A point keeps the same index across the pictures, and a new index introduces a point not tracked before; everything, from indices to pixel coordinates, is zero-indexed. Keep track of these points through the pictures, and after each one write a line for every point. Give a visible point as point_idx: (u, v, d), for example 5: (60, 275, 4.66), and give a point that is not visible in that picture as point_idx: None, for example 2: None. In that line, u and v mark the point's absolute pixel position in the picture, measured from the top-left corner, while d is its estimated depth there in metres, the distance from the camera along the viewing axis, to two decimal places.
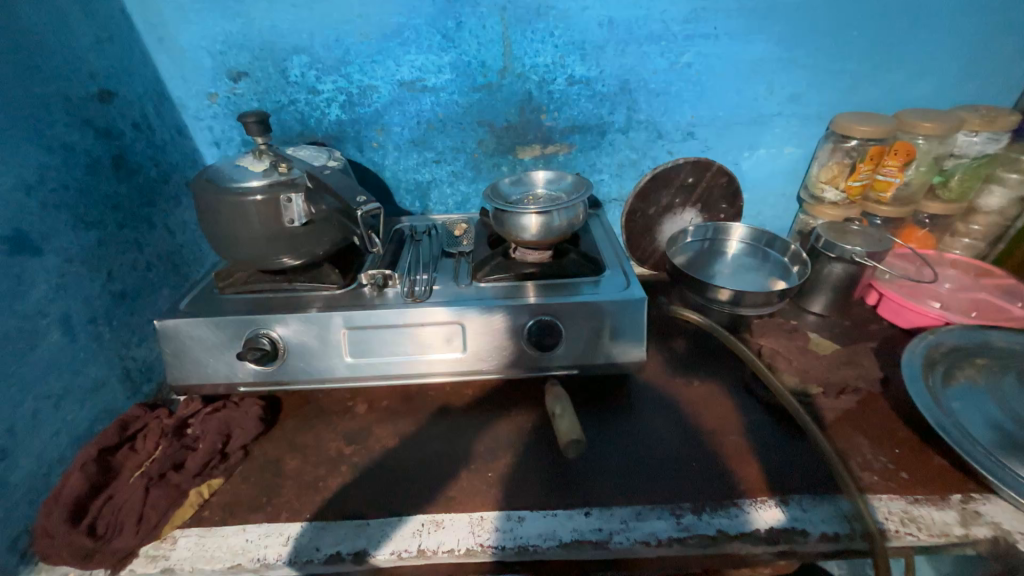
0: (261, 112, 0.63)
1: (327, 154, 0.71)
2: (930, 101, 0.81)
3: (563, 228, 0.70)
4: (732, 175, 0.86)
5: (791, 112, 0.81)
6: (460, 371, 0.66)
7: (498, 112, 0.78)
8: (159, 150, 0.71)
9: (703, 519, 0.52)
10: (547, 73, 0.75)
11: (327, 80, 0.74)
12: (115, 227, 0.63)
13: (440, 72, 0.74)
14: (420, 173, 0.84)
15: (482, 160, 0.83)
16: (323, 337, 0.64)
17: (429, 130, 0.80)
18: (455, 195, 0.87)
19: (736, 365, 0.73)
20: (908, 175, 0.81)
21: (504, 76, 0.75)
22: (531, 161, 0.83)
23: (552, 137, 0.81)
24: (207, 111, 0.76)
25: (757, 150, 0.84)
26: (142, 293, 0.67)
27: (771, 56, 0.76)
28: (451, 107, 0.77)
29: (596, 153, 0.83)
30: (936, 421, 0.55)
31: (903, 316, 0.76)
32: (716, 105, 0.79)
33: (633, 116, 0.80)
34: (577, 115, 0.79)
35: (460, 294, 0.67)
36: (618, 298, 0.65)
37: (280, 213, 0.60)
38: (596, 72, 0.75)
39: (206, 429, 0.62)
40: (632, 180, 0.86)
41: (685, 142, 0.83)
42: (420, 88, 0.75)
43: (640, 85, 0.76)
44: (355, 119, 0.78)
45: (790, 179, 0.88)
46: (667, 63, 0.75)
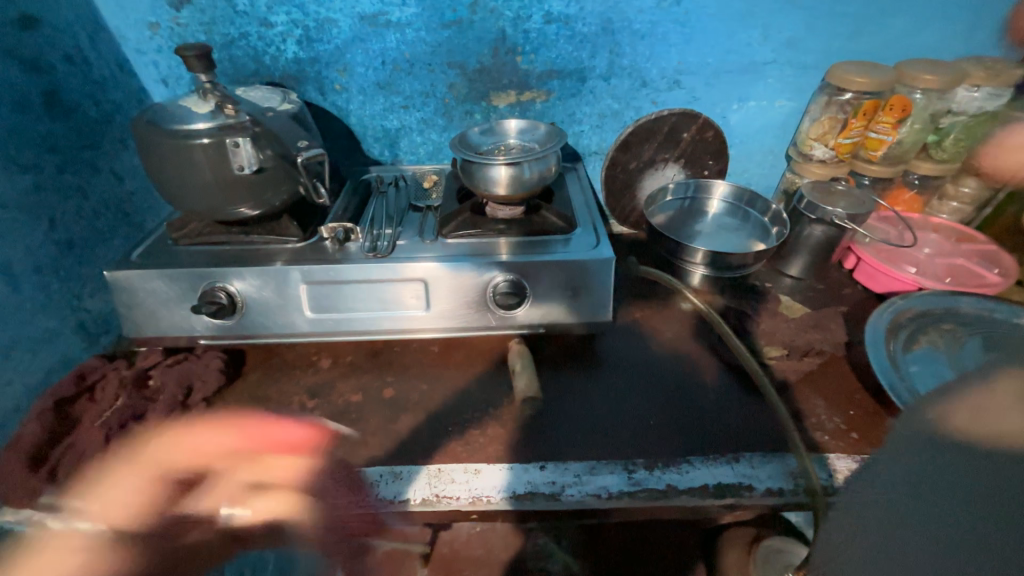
0: (202, 45, 0.57)
1: (282, 96, 0.65)
2: (935, 51, 0.75)
3: (534, 181, 0.66)
4: (718, 130, 0.81)
5: (787, 60, 0.75)
6: (424, 327, 0.66)
7: (469, 52, 0.72)
8: (98, 87, 0.66)
9: (654, 475, 0.54)
10: (522, 9, 0.68)
11: (281, 11, 0.67)
12: (54, 171, 0.59)
13: (405, 5, 0.67)
14: (388, 120, 0.79)
15: (453, 106, 0.78)
16: (281, 292, 0.62)
17: (396, 72, 0.74)
18: (426, 144, 0.82)
19: (706, 327, 0.72)
20: (901, 133, 0.77)
21: (475, 11, 0.68)
22: (506, 109, 0.78)
23: (528, 82, 0.75)
24: (150, 44, 0.70)
25: (747, 102, 0.79)
26: (92, 242, 0.64)
27: None
28: (418, 47, 0.71)
29: (575, 102, 0.78)
30: (891, 387, 0.55)
31: (877, 280, 0.75)
32: (705, 51, 0.73)
33: (616, 61, 0.74)
34: (556, 58, 0.73)
35: (425, 250, 0.65)
36: (587, 257, 0.63)
37: (228, 159, 0.57)
38: (576, 9, 0.68)
39: (167, 380, 0.61)
40: (613, 132, 0.82)
41: (671, 92, 0.77)
42: (383, 23, 0.69)
43: (624, 25, 0.70)
44: (314, 57, 0.72)
45: (780, 135, 0.84)
46: (654, 0, 0.68)
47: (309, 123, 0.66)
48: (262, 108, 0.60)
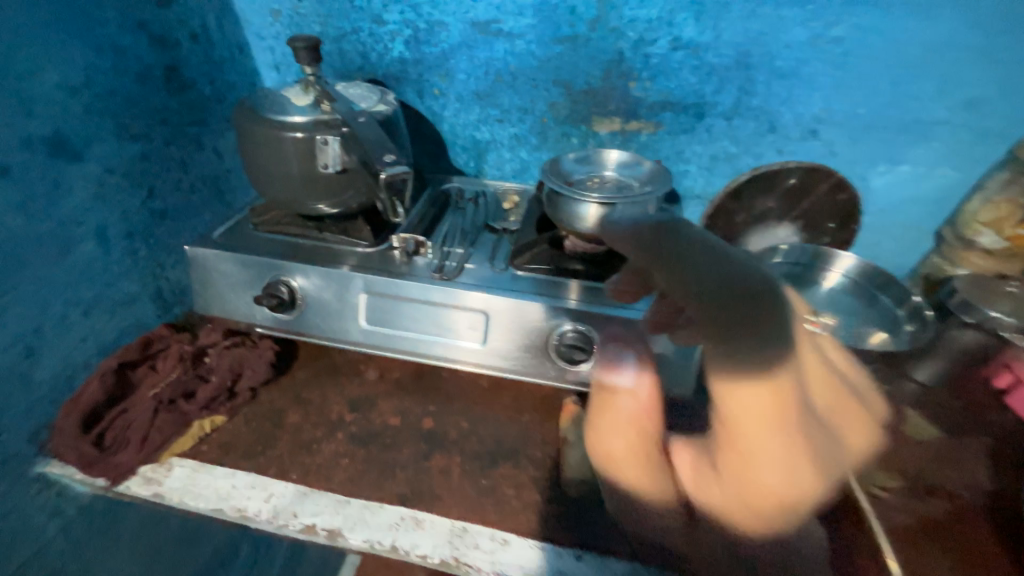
0: (313, 38, 0.56)
1: (379, 94, 0.63)
2: None
3: None
4: (855, 194, 0.68)
5: (966, 124, 0.61)
6: (475, 362, 0.60)
7: (579, 71, 0.66)
8: (216, 67, 0.68)
9: None
10: (647, 32, 0.61)
11: (395, 9, 0.66)
12: (161, 143, 0.61)
13: (521, 14, 0.63)
14: (480, 131, 0.75)
15: (550, 126, 0.73)
16: (341, 297, 0.60)
17: (497, 83, 0.70)
18: (514, 161, 0.77)
19: None
20: None
21: (595, 28, 0.62)
22: (606, 136, 0.71)
23: (637, 111, 0.68)
24: (271, 30, 0.71)
25: (900, 166, 0.66)
26: (184, 214, 0.66)
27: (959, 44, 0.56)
28: (526, 60, 0.66)
29: (686, 138, 0.69)
30: None
31: None
32: (861, 100, 0.61)
33: (745, 100, 0.64)
34: (674, 88, 0.65)
35: (493, 280, 0.60)
36: None
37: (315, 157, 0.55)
38: (710, 36, 0.60)
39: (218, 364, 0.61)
40: (724, 178, 0.72)
41: (804, 142, 0.66)
42: (494, 32, 0.65)
43: (764, 60, 0.60)
44: (418, 59, 0.69)
45: (933, 210, 0.69)
46: (808, 36, 0.58)
47: (401, 126, 0.62)
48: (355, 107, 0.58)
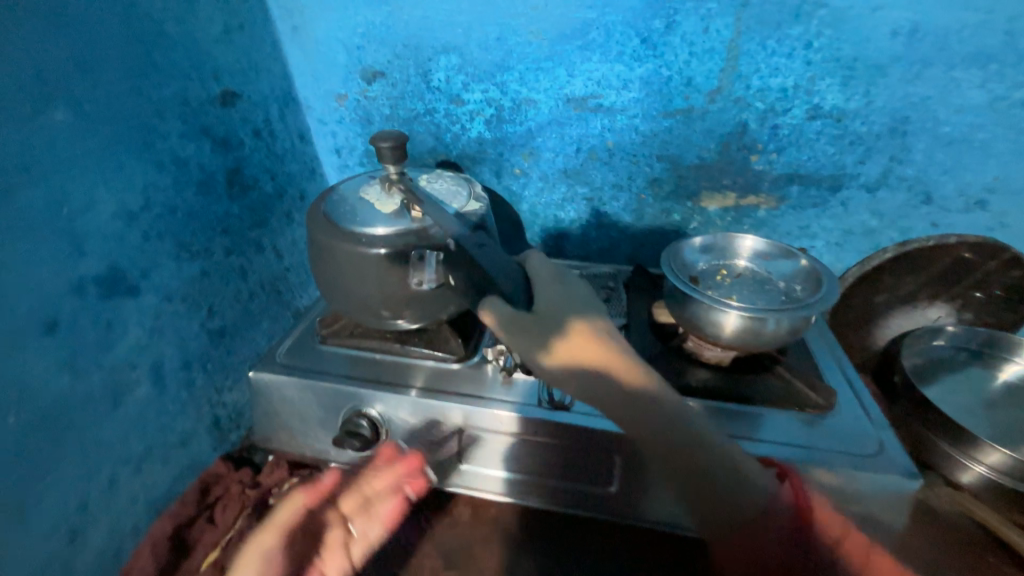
0: (398, 133, 0.49)
1: (466, 187, 0.54)
2: None
3: (777, 337, 0.46)
4: None
5: None
6: (595, 503, 0.49)
7: (690, 145, 0.57)
8: (277, 160, 0.61)
9: None
10: (779, 101, 0.52)
11: (477, 88, 0.58)
12: (222, 254, 0.53)
13: (625, 88, 0.55)
14: (564, 211, 0.66)
15: (648, 203, 0.63)
16: (432, 430, 0.50)
17: (590, 160, 0.61)
18: (602, 241, 0.68)
19: None
20: None
21: (715, 99, 0.53)
22: (716, 213, 0.62)
23: (758, 185, 0.58)
24: (334, 115, 0.64)
25: None
26: (242, 328, 0.57)
27: None
28: (627, 135, 0.58)
29: (815, 213, 0.59)
30: None
31: None
32: None
33: (895, 170, 0.54)
34: (806, 160, 0.55)
35: None
36: (874, 469, 0.41)
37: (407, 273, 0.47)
38: (858, 103, 0.50)
39: (275, 516, 0.47)
40: (858, 254, 0.61)
41: (966, 214, 0.55)
42: (591, 107, 0.57)
43: (925, 127, 0.51)
44: (499, 138, 0.62)
45: None
46: (987, 98, 0.48)
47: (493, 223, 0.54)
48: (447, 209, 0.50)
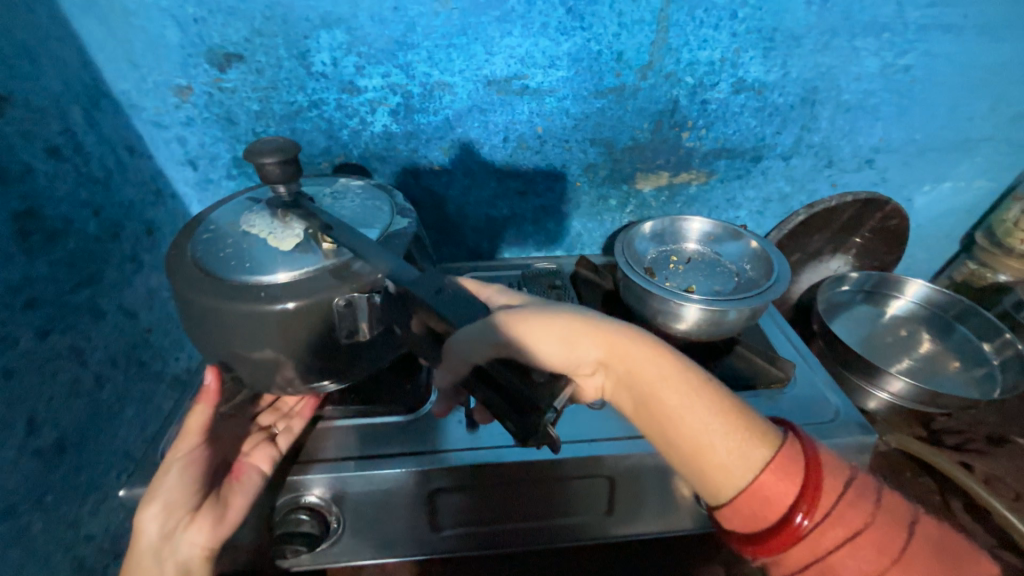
0: (283, 140, 0.36)
1: (385, 200, 0.44)
2: None
3: (737, 324, 0.46)
4: (904, 217, 0.65)
5: (1005, 137, 0.60)
6: (597, 531, 0.43)
7: (623, 127, 0.53)
8: (98, 186, 0.43)
9: None
10: (708, 75, 0.50)
11: (375, 71, 0.47)
12: (35, 337, 0.37)
13: (552, 66, 0.48)
14: (496, 208, 0.59)
15: (584, 190, 0.59)
16: (389, 504, 0.40)
17: (520, 150, 0.54)
18: (539, 235, 0.62)
19: (931, 487, 0.53)
20: None
21: (646, 76, 0.49)
22: (651, 194, 0.60)
23: (689, 163, 0.57)
24: (176, 114, 0.48)
25: (942, 183, 0.63)
26: (93, 428, 0.41)
27: (1011, 62, 0.54)
28: (558, 119, 0.52)
29: (739, 185, 0.60)
30: None
31: None
32: (917, 126, 0.57)
33: (805, 138, 0.57)
34: (732, 134, 0.55)
35: (603, 426, 0.43)
36: (838, 435, 0.43)
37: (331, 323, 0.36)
38: (777, 75, 0.51)
39: (204, 454, 0.37)
40: (775, 219, 0.64)
41: (858, 173, 0.61)
42: (517, 90, 0.49)
43: (830, 96, 0.53)
44: (411, 131, 0.51)
45: (964, 219, 0.68)
46: (878, 66, 0.51)
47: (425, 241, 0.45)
48: (369, 233, 0.39)
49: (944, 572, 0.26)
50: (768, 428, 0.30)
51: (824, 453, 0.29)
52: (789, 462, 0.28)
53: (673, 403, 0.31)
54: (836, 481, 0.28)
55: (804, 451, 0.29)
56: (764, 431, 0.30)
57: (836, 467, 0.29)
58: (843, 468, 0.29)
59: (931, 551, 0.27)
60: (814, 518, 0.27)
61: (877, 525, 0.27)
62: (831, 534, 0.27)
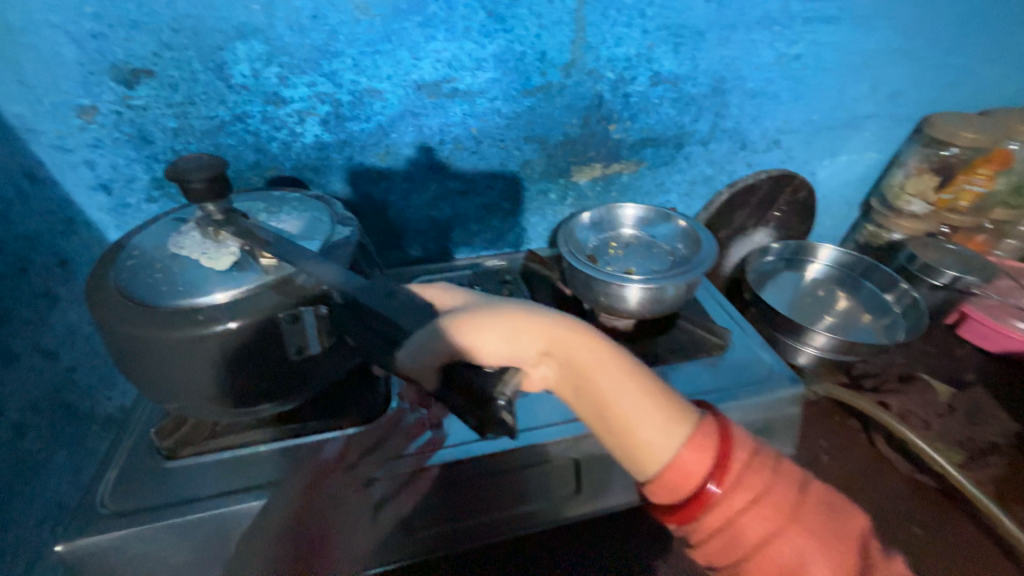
0: (205, 156, 0.35)
1: (324, 209, 0.44)
2: (1011, 97, 0.71)
3: (674, 299, 0.50)
4: (810, 189, 0.72)
5: (885, 113, 0.68)
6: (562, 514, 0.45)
7: (554, 123, 0.56)
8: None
9: None
10: (626, 70, 0.53)
11: (300, 81, 0.46)
12: None
13: (479, 68, 0.49)
14: (439, 209, 0.60)
15: (524, 187, 0.61)
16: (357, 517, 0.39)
17: (457, 151, 0.55)
18: (485, 232, 0.64)
19: (856, 427, 0.60)
20: (993, 185, 0.72)
21: (569, 74, 0.52)
22: (587, 185, 0.63)
23: (619, 153, 0.60)
24: (82, 137, 0.44)
25: (839, 157, 0.71)
26: (17, 482, 0.38)
27: (881, 47, 0.61)
28: (491, 118, 0.53)
29: (667, 171, 0.64)
30: None
31: (991, 340, 0.67)
32: (812, 108, 0.64)
33: (719, 124, 0.61)
34: (655, 124, 0.59)
35: (564, 410, 0.45)
36: (773, 389, 0.48)
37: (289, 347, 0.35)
38: (688, 67, 0.55)
39: None
40: (702, 200, 0.69)
41: (768, 152, 0.67)
42: (447, 93, 0.50)
43: (736, 85, 0.58)
44: (345, 140, 0.51)
45: (861, 187, 0.76)
46: (773, 56, 0.57)
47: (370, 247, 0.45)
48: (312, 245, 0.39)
49: (828, 522, 0.30)
50: (690, 409, 0.32)
51: (733, 427, 0.32)
52: (706, 437, 0.31)
53: (606, 388, 0.32)
54: (745, 450, 0.31)
55: (718, 426, 0.32)
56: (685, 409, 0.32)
57: (744, 438, 0.32)
58: (749, 440, 0.32)
59: (819, 504, 0.31)
60: (723, 485, 0.30)
61: (775, 487, 0.30)
62: (739, 498, 0.30)
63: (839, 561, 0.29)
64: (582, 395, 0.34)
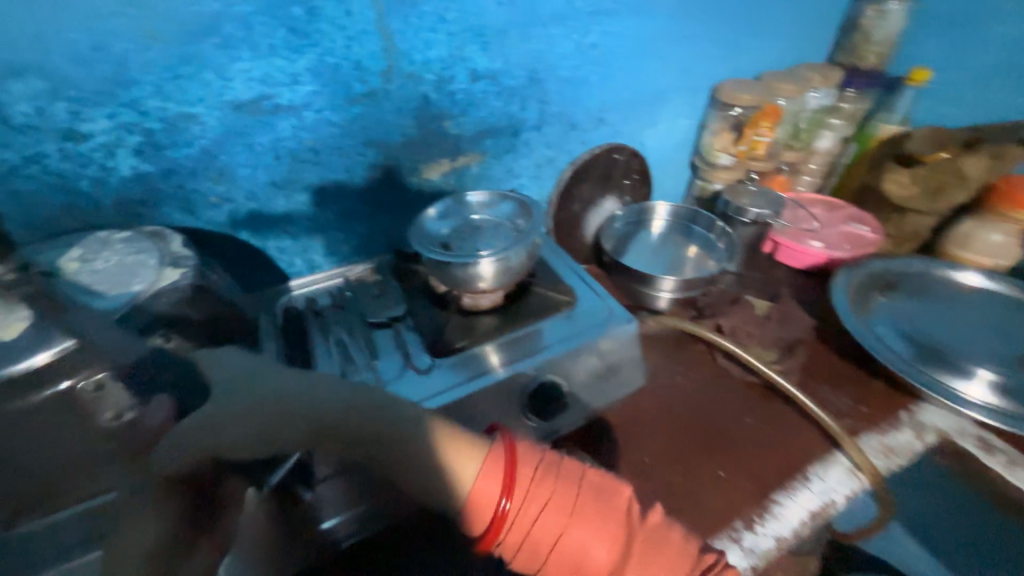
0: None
1: (145, 248, 0.43)
2: (779, 60, 0.86)
3: (521, 267, 0.56)
4: (640, 157, 0.83)
5: (684, 85, 0.80)
6: None
7: (388, 125, 0.59)
8: None
9: (758, 532, 0.50)
10: (444, 71, 0.58)
11: (97, 113, 0.45)
12: None
13: (296, 82, 0.51)
14: (294, 223, 0.60)
15: (378, 190, 0.63)
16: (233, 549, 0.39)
17: (297, 164, 0.56)
18: (351, 239, 0.65)
19: (702, 349, 0.71)
20: (777, 134, 0.87)
21: (390, 79, 0.56)
22: (440, 179, 0.67)
23: (461, 146, 0.65)
24: None
25: (658, 126, 0.82)
26: None
27: (663, 30, 0.72)
28: (323, 128, 0.55)
29: (511, 157, 0.70)
30: (883, 358, 0.63)
31: (796, 259, 0.83)
32: (621, 87, 0.74)
33: (545, 110, 0.69)
34: (486, 116, 0.65)
35: (435, 387, 0.50)
36: (612, 329, 0.56)
37: (185, 366, 0.40)
38: (501, 63, 0.61)
39: None
40: (551, 180, 0.77)
41: (596, 130, 0.76)
42: (269, 109, 0.51)
43: (549, 74, 0.66)
44: (169, 167, 0.50)
45: (683, 150, 0.89)
46: (573, 46, 0.65)
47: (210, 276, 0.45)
48: (137, 294, 0.38)
49: (596, 505, 0.38)
50: (479, 443, 0.39)
51: (514, 448, 0.39)
52: (491, 465, 0.37)
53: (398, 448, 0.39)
54: (528, 466, 0.38)
55: (503, 452, 0.38)
56: (473, 446, 0.39)
57: (526, 455, 0.39)
58: (533, 454, 0.39)
59: (593, 491, 0.39)
60: (512, 500, 0.37)
61: (556, 490, 0.38)
62: (530, 509, 0.37)
63: (609, 536, 0.37)
64: (386, 448, 0.40)
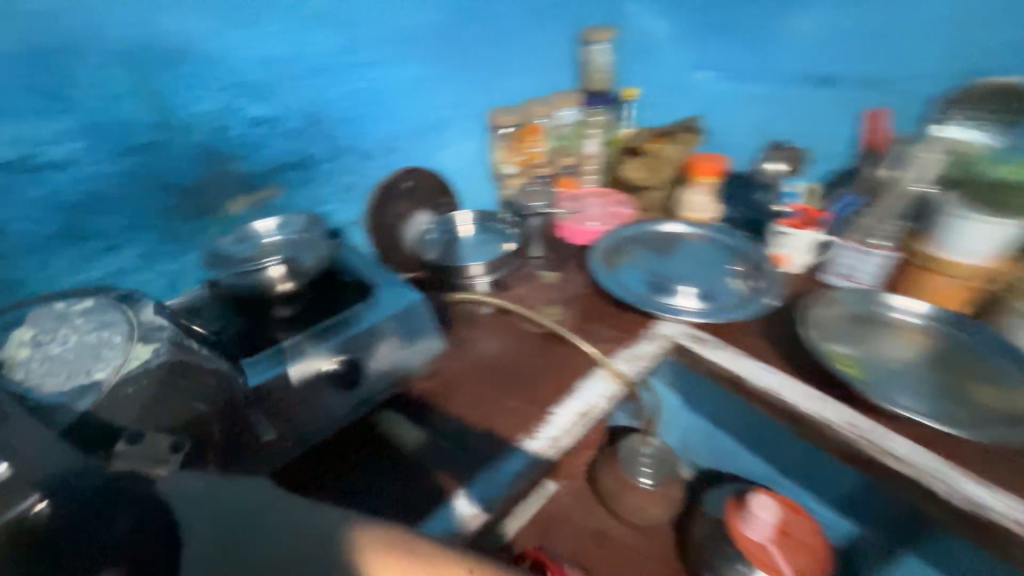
0: None
1: (105, 323, 0.51)
2: (538, 90, 1.10)
3: (314, 267, 0.67)
4: (437, 174, 1.00)
5: (459, 115, 0.99)
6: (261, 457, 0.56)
7: (174, 171, 0.66)
8: None
9: (536, 437, 0.65)
10: (219, 120, 0.68)
11: None
12: None
13: (63, 142, 0.58)
14: (88, 271, 0.64)
15: (176, 229, 0.69)
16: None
17: (79, 214, 0.61)
18: (158, 278, 0.70)
19: (503, 318, 0.87)
20: (546, 146, 1.11)
21: (164, 131, 0.64)
22: (244, 213, 0.75)
23: (257, 182, 0.75)
24: None
25: (447, 149, 1.00)
26: None
27: (424, 74, 0.90)
28: (102, 180, 0.61)
29: (312, 187, 0.82)
30: (624, 297, 0.85)
31: (578, 237, 1.04)
32: (400, 121, 0.90)
33: (332, 145, 0.82)
34: (276, 154, 0.76)
35: None
36: (399, 305, 0.68)
37: (152, 496, 0.35)
38: (276, 110, 0.73)
39: None
40: (358, 203, 0.89)
41: (389, 157, 0.91)
42: (35, 168, 0.56)
43: (326, 115, 0.79)
44: None
45: (478, 166, 1.07)
46: (342, 92, 0.80)
47: (179, 341, 0.50)
48: (100, 382, 0.45)
49: None
50: None
51: None
52: None
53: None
54: None
55: None
56: None
57: None
58: None
59: None
60: None
61: None
62: None
63: None
64: None
